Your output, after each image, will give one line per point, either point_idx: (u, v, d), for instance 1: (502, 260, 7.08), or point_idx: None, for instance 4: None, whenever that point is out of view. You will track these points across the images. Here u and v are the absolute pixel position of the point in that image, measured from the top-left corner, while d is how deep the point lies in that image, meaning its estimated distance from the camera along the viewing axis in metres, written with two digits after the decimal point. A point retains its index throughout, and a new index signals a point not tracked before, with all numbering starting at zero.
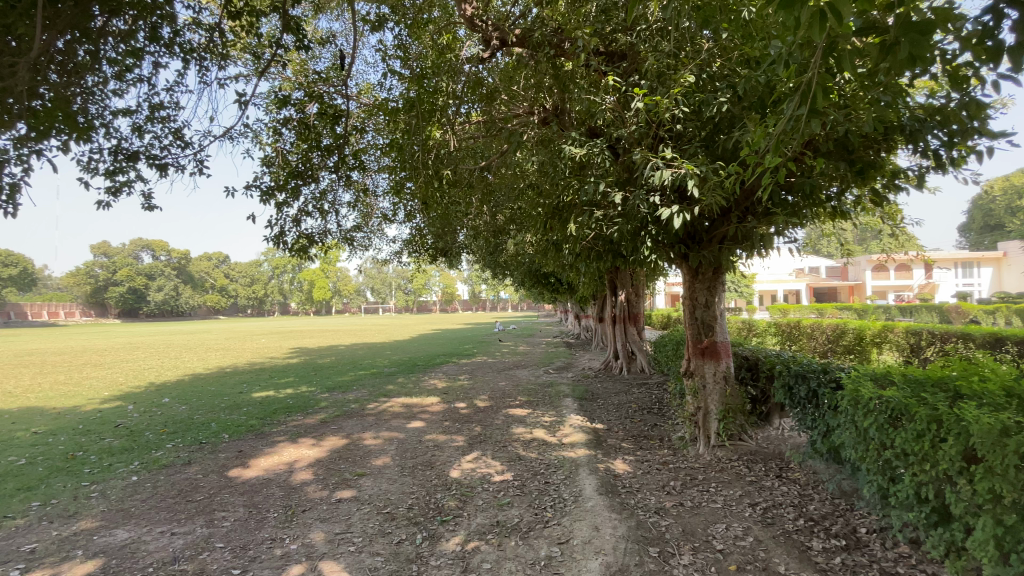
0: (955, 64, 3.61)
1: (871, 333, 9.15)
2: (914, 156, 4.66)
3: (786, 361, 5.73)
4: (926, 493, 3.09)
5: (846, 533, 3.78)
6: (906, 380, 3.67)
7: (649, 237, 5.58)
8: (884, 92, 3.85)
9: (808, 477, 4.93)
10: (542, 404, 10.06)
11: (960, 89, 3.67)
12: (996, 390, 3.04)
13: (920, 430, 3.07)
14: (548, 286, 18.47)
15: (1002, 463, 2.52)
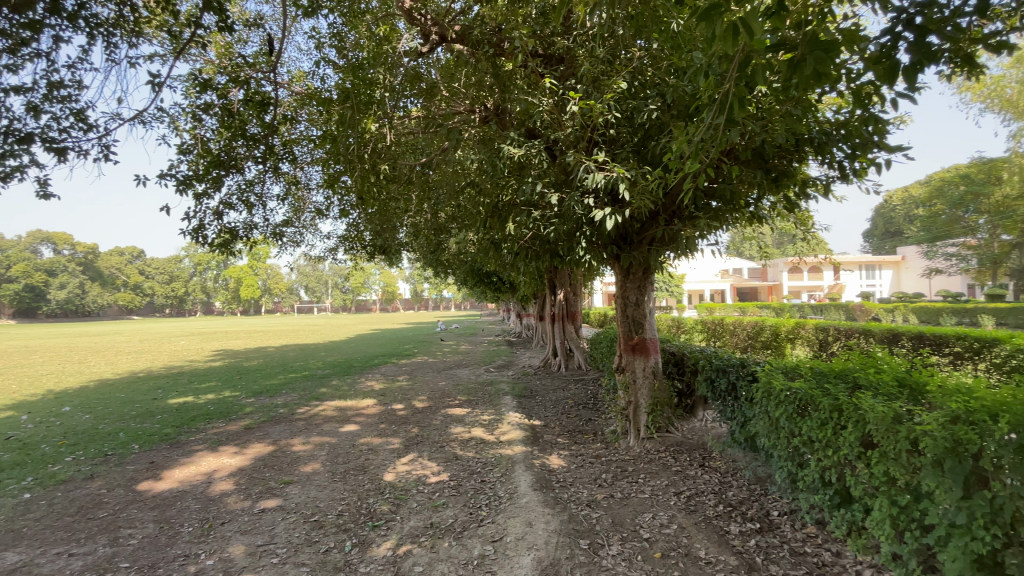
0: (856, 84, 3.95)
1: (785, 329, 9.90)
2: (821, 167, 5.08)
3: (709, 356, 6.07)
4: (829, 477, 3.36)
5: (760, 516, 4.06)
6: (812, 373, 4.00)
7: (584, 237, 5.72)
8: (796, 106, 4.16)
9: (728, 465, 5.25)
10: (480, 403, 10.05)
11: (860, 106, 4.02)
12: (887, 381, 3.37)
13: (824, 419, 3.35)
14: (490, 285, 18.49)
15: (895, 448, 2.76)
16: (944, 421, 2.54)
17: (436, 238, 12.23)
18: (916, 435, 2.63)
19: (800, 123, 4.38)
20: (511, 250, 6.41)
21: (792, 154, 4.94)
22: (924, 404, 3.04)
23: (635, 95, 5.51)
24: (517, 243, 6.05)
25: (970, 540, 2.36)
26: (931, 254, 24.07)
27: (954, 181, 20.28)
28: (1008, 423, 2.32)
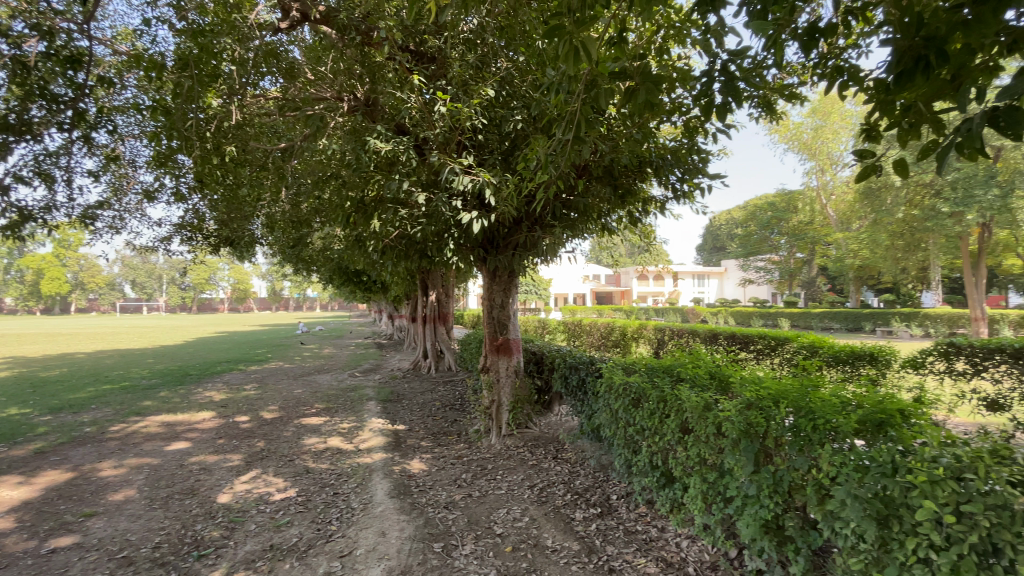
0: (687, 117, 4.55)
1: (633, 330, 10.95)
2: (659, 187, 5.75)
3: (565, 355, 6.48)
4: (657, 460, 3.79)
5: (601, 501, 4.43)
6: (646, 368, 4.49)
7: (451, 238, 5.74)
8: (639, 130, 4.66)
9: (578, 455, 5.66)
10: (341, 410, 9.47)
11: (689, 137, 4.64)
12: (701, 374, 3.92)
13: (653, 408, 3.77)
14: (359, 285, 17.58)
15: (706, 431, 3.19)
16: (741, 407, 3.00)
17: (295, 233, 11.24)
18: (720, 420, 3.07)
19: (642, 146, 4.89)
20: (375, 249, 6.16)
21: (637, 173, 5.49)
22: (727, 393, 3.59)
23: (501, 105, 5.70)
24: (381, 242, 5.82)
25: (758, 507, 2.80)
26: (746, 267, 28.71)
27: (764, 208, 24.48)
28: (785, 407, 2.81)
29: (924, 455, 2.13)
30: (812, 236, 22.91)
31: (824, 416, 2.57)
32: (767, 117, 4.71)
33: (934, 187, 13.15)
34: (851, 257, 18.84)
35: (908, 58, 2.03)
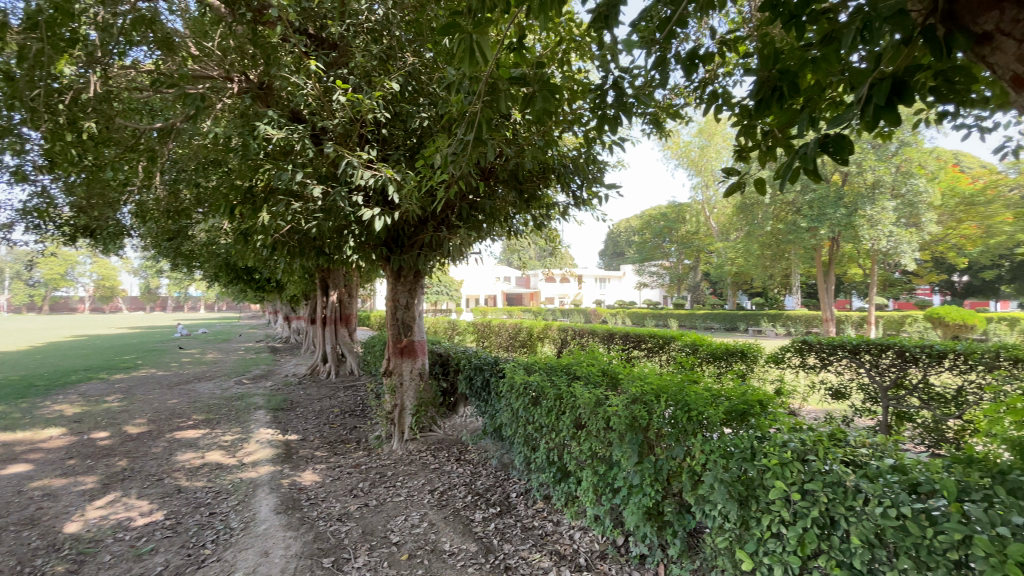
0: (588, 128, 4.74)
1: (538, 331, 11.19)
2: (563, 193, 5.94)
3: (470, 356, 6.47)
4: (553, 456, 3.91)
5: (501, 500, 4.48)
6: (546, 368, 4.62)
7: (351, 235, 5.48)
8: (543, 136, 4.77)
9: (480, 456, 5.66)
10: (225, 421, 8.62)
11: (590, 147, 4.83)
12: (596, 372, 4.11)
13: (551, 406, 3.89)
14: (251, 284, 16.17)
15: (598, 426, 3.35)
16: (628, 402, 3.19)
17: (173, 224, 10.04)
18: (610, 415, 3.24)
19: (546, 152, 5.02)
20: (264, 245, 5.68)
21: (542, 178, 5.60)
22: (618, 389, 3.80)
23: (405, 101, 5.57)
24: (272, 237, 5.39)
25: (642, 495, 2.99)
26: (642, 271, 30.80)
27: (658, 218, 26.48)
28: (665, 400, 3.04)
29: (777, 441, 2.41)
30: (698, 245, 25.25)
31: (698, 408, 2.82)
32: (660, 134, 5.06)
33: (795, 205, 15.10)
34: (729, 264, 20.97)
35: (765, 89, 2.28)
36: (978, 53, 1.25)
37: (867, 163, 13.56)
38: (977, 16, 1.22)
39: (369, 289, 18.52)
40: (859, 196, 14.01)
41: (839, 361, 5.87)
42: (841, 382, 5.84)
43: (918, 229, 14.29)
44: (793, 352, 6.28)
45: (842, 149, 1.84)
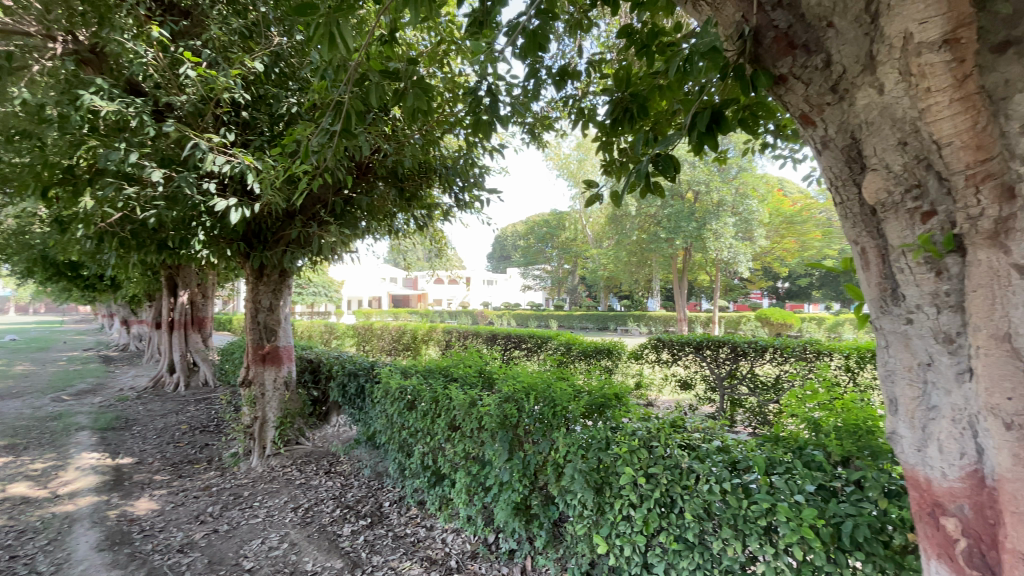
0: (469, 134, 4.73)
1: (421, 333, 10.93)
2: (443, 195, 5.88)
3: (343, 361, 6.11)
4: (427, 460, 3.84)
5: (372, 510, 4.29)
6: (423, 370, 4.51)
7: (202, 228, 4.88)
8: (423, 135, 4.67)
9: (353, 466, 5.36)
10: (32, 447, 7.10)
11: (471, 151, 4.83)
12: (471, 373, 4.12)
13: (425, 408, 3.82)
14: (74, 281, 13.57)
15: (471, 427, 3.36)
16: (499, 401, 3.24)
17: None
18: (482, 414, 3.27)
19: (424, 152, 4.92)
20: (85, 235, 4.79)
21: (421, 178, 5.46)
22: (492, 389, 3.86)
23: (271, 84, 5.10)
24: (96, 227, 4.58)
25: (511, 492, 3.06)
26: (525, 274, 31.92)
27: (541, 224, 27.70)
28: (534, 398, 3.15)
29: (628, 430, 2.63)
30: (576, 251, 26.82)
31: (563, 404, 2.96)
32: (540, 143, 5.22)
33: (658, 217, 16.76)
34: (603, 269, 22.58)
35: (619, 108, 2.45)
36: (777, 91, 1.43)
37: (714, 182, 15.57)
38: (776, 59, 1.37)
39: (230, 289, 16.63)
40: (707, 212, 15.98)
41: (687, 356, 6.59)
42: (688, 374, 6.56)
43: (751, 242, 16.71)
44: (651, 348, 6.93)
45: (673, 168, 2.01)
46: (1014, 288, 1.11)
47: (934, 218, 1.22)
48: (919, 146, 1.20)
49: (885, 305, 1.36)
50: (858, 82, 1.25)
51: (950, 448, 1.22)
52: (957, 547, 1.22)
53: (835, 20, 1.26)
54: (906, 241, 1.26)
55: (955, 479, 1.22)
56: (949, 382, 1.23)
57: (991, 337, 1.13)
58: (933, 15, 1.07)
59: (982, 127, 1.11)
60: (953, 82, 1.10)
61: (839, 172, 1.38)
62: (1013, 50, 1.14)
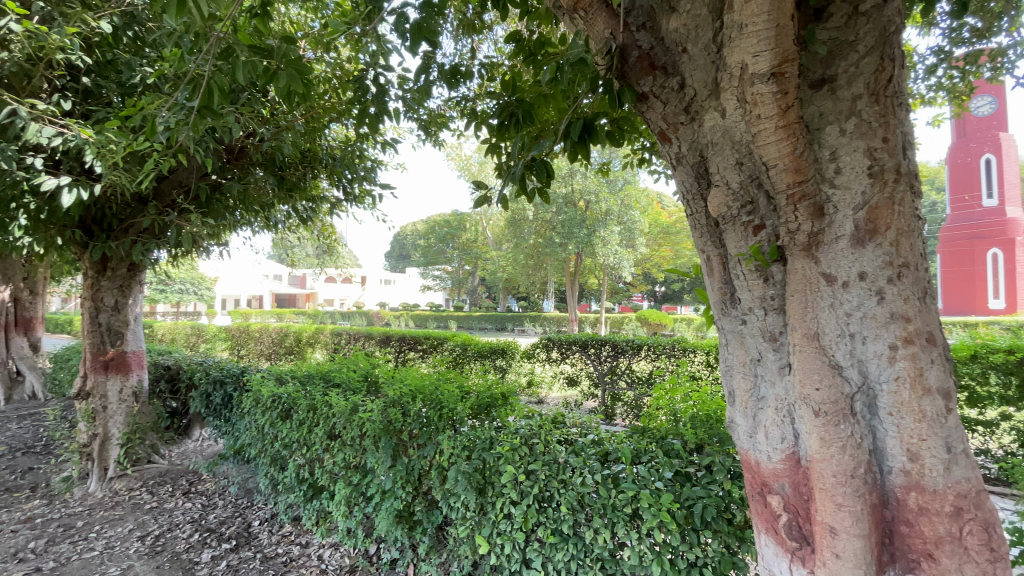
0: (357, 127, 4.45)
1: (305, 335, 10.17)
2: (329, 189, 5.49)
3: (208, 366, 5.46)
4: (304, 472, 3.56)
5: (238, 532, 3.88)
6: (301, 376, 4.17)
7: (23, 212, 4.04)
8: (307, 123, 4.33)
9: (218, 484, 4.80)
10: None
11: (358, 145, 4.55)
12: (356, 376, 3.88)
13: (302, 418, 3.53)
14: None
15: (351, 436, 3.17)
16: (383, 405, 3.09)
17: None
18: (363, 422, 3.09)
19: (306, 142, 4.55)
20: None
21: (304, 168, 5.02)
22: (376, 394, 3.67)
23: (122, 48, 4.37)
24: None
25: (393, 499, 2.94)
26: (424, 275, 31.28)
27: (441, 224, 27.39)
28: (419, 402, 3.04)
29: (511, 429, 2.67)
30: (476, 252, 26.85)
31: (449, 406, 2.90)
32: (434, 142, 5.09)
33: (554, 222, 17.38)
34: (501, 270, 22.88)
35: (506, 112, 2.41)
36: (640, 107, 1.54)
37: (603, 193, 16.68)
38: (639, 78, 1.48)
39: (68, 285, 14.07)
40: (597, 220, 16.96)
41: (574, 355, 6.90)
42: (575, 372, 6.89)
43: (634, 249, 18.07)
44: (542, 348, 7.13)
45: (548, 175, 2.05)
46: (821, 292, 1.31)
47: (763, 231, 1.39)
48: (752, 167, 1.36)
49: (725, 308, 1.52)
50: (705, 105, 1.40)
51: (774, 433, 1.40)
52: (781, 522, 1.39)
53: (688, 47, 1.41)
54: (742, 251, 1.42)
55: (778, 461, 1.39)
56: (774, 374, 1.41)
57: (805, 335, 1.31)
58: (764, 49, 1.16)
59: (800, 154, 1.25)
60: (779, 111, 1.20)
61: (690, 187, 1.53)
62: (827, 87, 1.31)
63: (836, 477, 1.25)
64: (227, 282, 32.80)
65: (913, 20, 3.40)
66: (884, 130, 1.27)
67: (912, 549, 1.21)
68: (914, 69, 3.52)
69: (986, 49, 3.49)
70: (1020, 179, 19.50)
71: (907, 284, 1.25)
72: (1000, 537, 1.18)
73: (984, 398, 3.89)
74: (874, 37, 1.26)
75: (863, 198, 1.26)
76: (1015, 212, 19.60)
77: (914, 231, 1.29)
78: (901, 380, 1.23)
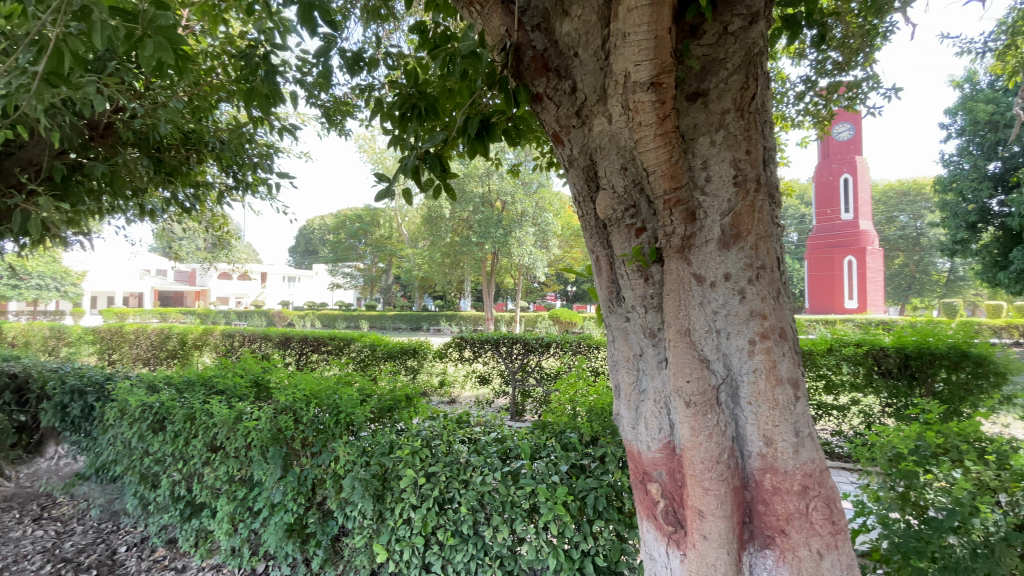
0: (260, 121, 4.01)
1: (191, 336, 9.17)
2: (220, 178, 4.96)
3: (65, 373, 4.73)
4: (180, 489, 3.19)
5: (99, 561, 3.39)
6: (179, 382, 3.73)
7: None
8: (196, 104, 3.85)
9: (75, 508, 4.17)
10: None
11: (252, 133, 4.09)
12: (244, 382, 3.56)
13: (178, 429, 3.17)
14: None
15: (234, 446, 2.89)
16: (273, 413, 2.86)
17: None
18: (249, 431, 2.83)
19: (188, 121, 4.07)
20: None
21: (187, 151, 4.48)
22: (267, 400, 3.39)
23: None
24: None
25: (283, 513, 2.72)
26: (334, 272, 29.62)
27: (353, 219, 26.15)
28: (314, 407, 2.84)
29: (412, 432, 2.60)
30: (390, 249, 25.98)
31: (346, 411, 2.74)
32: (339, 132, 4.82)
33: (470, 221, 17.31)
34: (416, 269, 22.30)
35: (407, 104, 2.21)
36: (534, 107, 1.56)
37: (518, 194, 16.93)
38: (534, 78, 1.50)
39: None
40: (513, 221, 17.18)
41: (486, 353, 6.90)
42: (487, 370, 6.90)
43: (548, 249, 18.54)
44: (454, 347, 7.04)
45: (444, 168, 2.00)
46: (693, 292, 1.40)
47: (644, 233, 1.47)
48: (635, 172, 1.43)
49: (612, 306, 1.59)
50: (594, 110, 1.45)
51: (653, 424, 1.48)
52: (658, 507, 1.47)
53: (580, 52, 1.45)
54: (626, 252, 1.49)
55: (656, 451, 1.47)
56: (654, 368, 1.50)
57: (679, 332, 1.40)
58: (645, 58, 1.21)
59: (676, 161, 1.33)
60: (658, 119, 1.27)
61: (581, 189, 1.58)
62: (700, 100, 1.41)
63: (704, 464, 1.34)
64: (99, 277, 28.75)
65: (786, 50, 3.79)
66: (748, 143, 1.39)
67: (767, 526, 1.34)
68: (785, 93, 3.95)
69: (843, 82, 3.99)
70: (869, 198, 22.75)
71: (764, 285, 1.38)
72: (837, 510, 1.34)
73: (838, 385, 4.49)
74: (740, 57, 1.37)
75: (729, 205, 1.37)
76: (866, 225, 22.75)
77: (771, 236, 1.43)
78: (758, 372, 1.35)
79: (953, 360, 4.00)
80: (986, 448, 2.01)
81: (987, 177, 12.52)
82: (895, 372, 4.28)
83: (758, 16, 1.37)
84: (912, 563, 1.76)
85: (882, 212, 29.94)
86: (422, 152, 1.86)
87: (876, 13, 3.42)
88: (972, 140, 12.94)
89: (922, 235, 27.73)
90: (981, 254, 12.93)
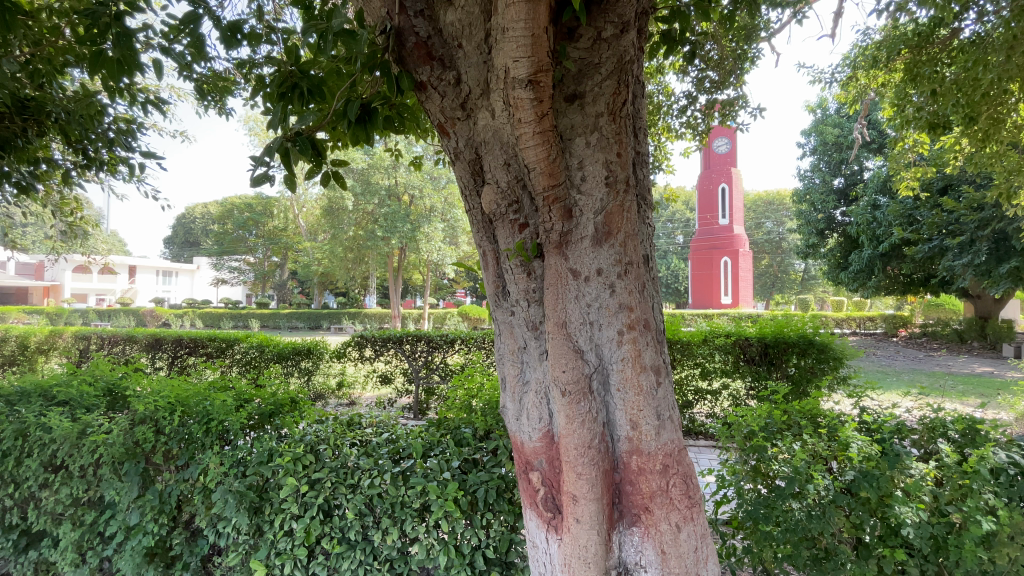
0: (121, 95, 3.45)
1: (33, 339, 7.78)
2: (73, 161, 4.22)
3: None
4: (9, 518, 2.64)
5: None
6: (10, 393, 3.10)
7: None
8: (42, 72, 3.20)
9: None
10: None
11: (110, 104, 3.51)
12: (97, 391, 3.06)
13: (6, 449, 2.64)
14: None
15: (80, 465, 2.49)
16: (128, 424, 2.50)
17: None
18: (97, 447, 2.45)
19: (22, 87, 3.33)
20: None
21: (23, 122, 3.49)
22: (123, 410, 2.94)
23: None
24: None
25: (141, 536, 2.40)
26: (219, 267, 26.87)
27: (242, 208, 23.89)
28: (180, 415, 2.54)
29: (295, 438, 2.43)
30: (285, 242, 24.12)
31: (218, 419, 2.48)
32: (218, 110, 4.34)
33: (375, 216, 16.71)
34: (315, 264, 20.88)
35: (286, 83, 1.95)
36: (419, 96, 1.52)
37: (426, 189, 16.65)
38: (417, 66, 1.46)
39: None
40: (420, 216, 16.81)
41: (389, 352, 6.65)
42: (389, 369, 6.67)
43: (456, 247, 18.44)
44: (353, 346, 6.70)
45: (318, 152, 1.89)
46: (569, 286, 1.46)
47: (526, 230, 1.52)
48: (518, 168, 1.48)
49: (498, 300, 1.62)
50: (478, 104, 1.46)
51: (534, 414, 1.52)
52: (539, 495, 1.51)
53: (463, 44, 1.45)
54: (510, 246, 1.53)
55: (537, 440, 1.51)
56: (535, 360, 1.56)
57: (556, 325, 1.46)
58: (522, 56, 1.23)
59: (554, 159, 1.37)
60: (536, 117, 1.29)
61: (466, 182, 1.59)
62: (577, 102, 1.46)
63: (578, 450, 1.41)
64: None
65: (671, 66, 4.10)
66: (618, 145, 1.47)
67: (633, 505, 1.44)
68: (671, 104, 4.30)
69: (719, 98, 4.39)
70: (742, 205, 25.48)
71: (631, 280, 1.48)
72: (694, 485, 1.47)
73: (711, 372, 4.93)
74: (612, 63, 1.45)
75: (601, 204, 1.44)
76: (740, 230, 25.39)
77: (638, 235, 1.53)
78: (625, 361, 1.44)
79: (802, 348, 4.65)
80: (821, 422, 2.33)
81: (833, 191, 14.60)
82: (757, 359, 4.84)
83: (629, 26, 1.45)
84: (761, 527, 2.00)
85: (752, 218, 33.73)
86: (292, 134, 1.70)
87: (744, 39, 3.85)
88: (822, 158, 14.99)
89: (784, 239, 31.66)
90: (828, 257, 15.08)
